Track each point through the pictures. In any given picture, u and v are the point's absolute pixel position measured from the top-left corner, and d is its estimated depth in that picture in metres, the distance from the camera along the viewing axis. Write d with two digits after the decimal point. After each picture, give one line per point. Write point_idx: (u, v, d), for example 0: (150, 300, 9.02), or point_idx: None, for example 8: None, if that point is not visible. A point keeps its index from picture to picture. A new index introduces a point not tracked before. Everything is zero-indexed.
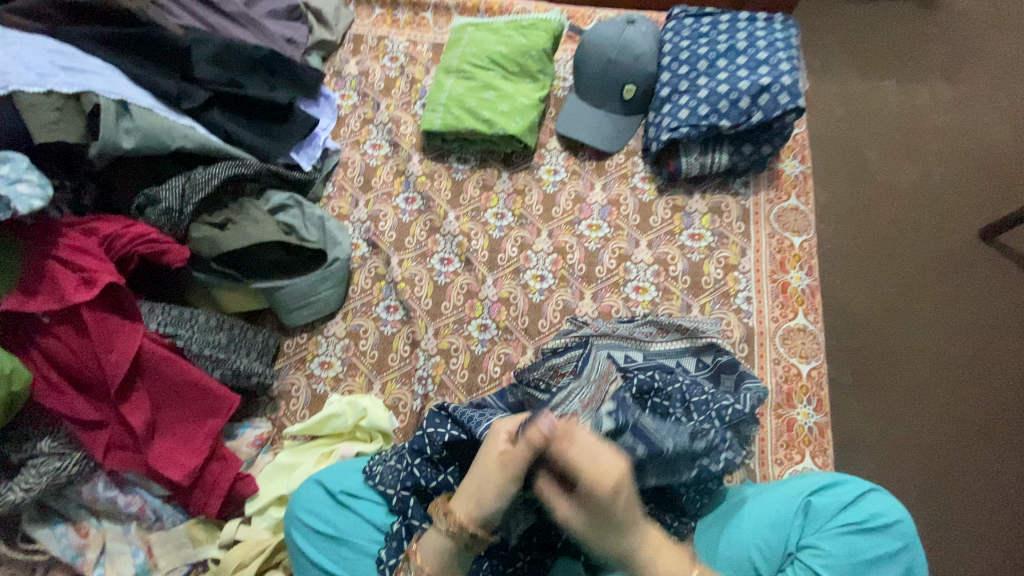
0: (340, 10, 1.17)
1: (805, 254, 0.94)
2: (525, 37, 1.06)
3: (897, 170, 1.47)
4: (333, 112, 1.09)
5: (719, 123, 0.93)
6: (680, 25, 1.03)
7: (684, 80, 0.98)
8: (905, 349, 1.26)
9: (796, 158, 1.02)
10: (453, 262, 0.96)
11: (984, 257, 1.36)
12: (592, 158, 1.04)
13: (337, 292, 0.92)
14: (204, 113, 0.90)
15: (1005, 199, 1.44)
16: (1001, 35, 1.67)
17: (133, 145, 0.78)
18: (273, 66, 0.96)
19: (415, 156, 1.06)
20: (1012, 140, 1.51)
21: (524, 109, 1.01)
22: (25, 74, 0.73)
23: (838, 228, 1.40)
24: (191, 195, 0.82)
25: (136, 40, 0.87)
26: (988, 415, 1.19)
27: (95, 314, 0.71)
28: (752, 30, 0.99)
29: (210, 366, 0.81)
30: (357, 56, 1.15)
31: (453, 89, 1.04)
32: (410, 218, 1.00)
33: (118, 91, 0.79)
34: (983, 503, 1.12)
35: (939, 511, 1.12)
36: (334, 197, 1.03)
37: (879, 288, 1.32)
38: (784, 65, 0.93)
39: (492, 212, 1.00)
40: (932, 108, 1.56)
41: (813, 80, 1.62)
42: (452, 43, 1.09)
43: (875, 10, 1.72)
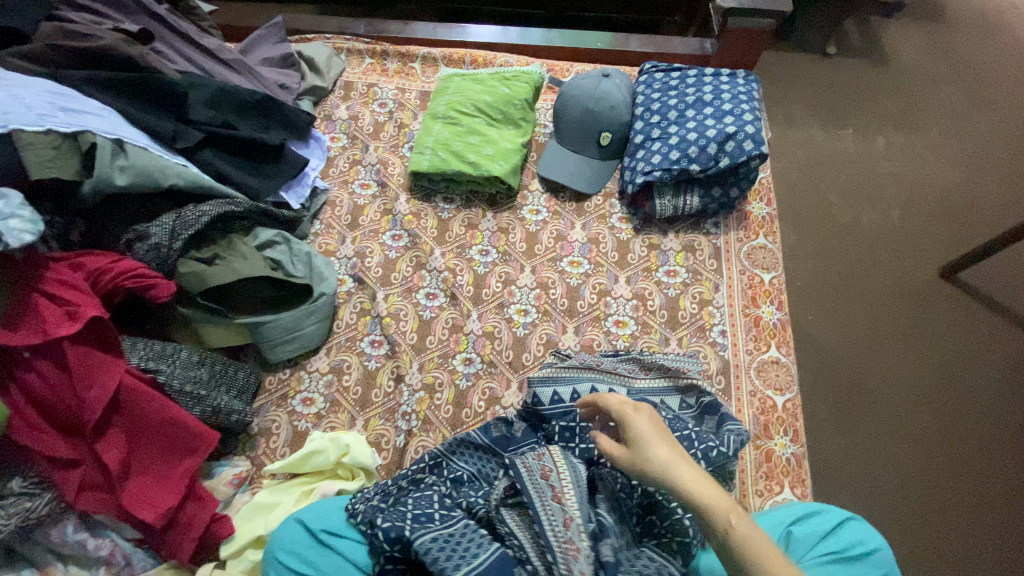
0: (332, 59, 1.24)
1: (775, 290, 0.99)
2: (508, 87, 1.13)
3: (858, 212, 1.57)
4: (322, 152, 1.12)
5: (689, 168, 0.99)
6: (651, 78, 1.12)
7: (655, 128, 1.05)
8: (876, 382, 1.30)
9: (762, 200, 1.09)
10: (439, 297, 0.98)
11: (943, 293, 1.44)
12: (572, 199, 1.10)
13: (321, 328, 0.93)
14: (197, 152, 0.93)
15: (958, 239, 1.54)
16: (945, 91, 1.83)
17: (126, 182, 0.80)
18: (266, 109, 1.02)
19: (403, 196, 1.09)
20: (960, 185, 1.63)
21: (508, 153, 1.07)
22: (26, 115, 0.75)
23: (807, 267, 1.48)
24: (181, 231, 0.83)
25: (133, 82, 0.90)
26: (959, 445, 1.23)
27: (77, 348, 0.70)
28: (717, 84, 1.07)
29: (191, 403, 0.79)
30: (348, 101, 1.21)
31: (440, 134, 1.09)
32: (397, 255, 1.03)
33: (116, 132, 0.82)
34: (962, 533, 1.14)
35: (921, 543, 1.13)
36: (321, 234, 1.05)
37: (848, 324, 1.38)
38: (747, 116, 1.01)
39: (477, 249, 1.03)
40: (886, 156, 1.68)
41: (777, 130, 1.74)
42: (439, 92, 1.16)
43: (830, 68, 1.87)
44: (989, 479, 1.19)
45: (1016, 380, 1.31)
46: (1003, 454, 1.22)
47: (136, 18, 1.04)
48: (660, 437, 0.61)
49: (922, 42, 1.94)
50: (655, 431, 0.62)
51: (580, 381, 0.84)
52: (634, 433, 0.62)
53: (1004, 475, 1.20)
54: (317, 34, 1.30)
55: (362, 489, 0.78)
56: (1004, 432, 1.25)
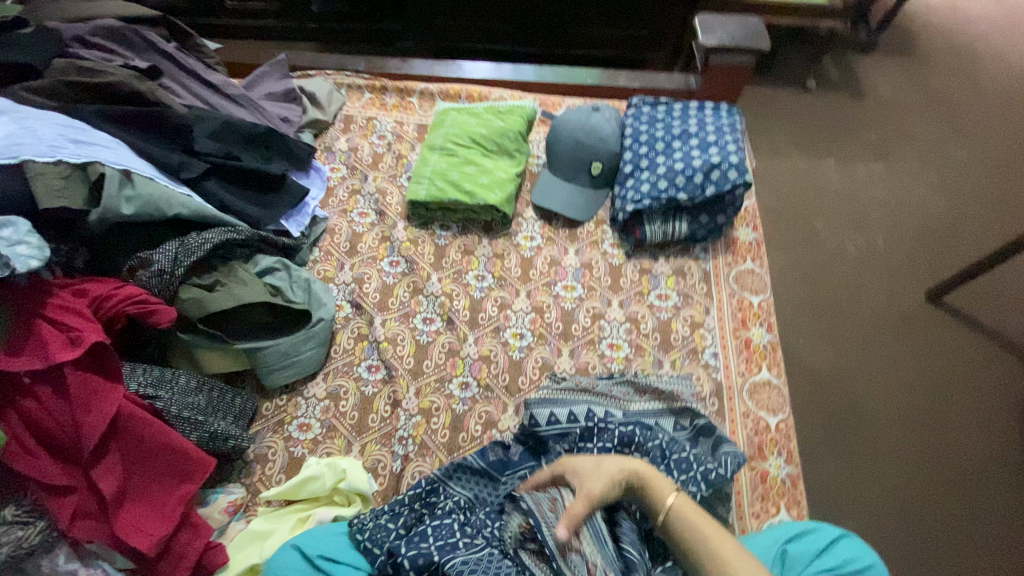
0: (333, 94, 1.28)
1: (763, 312, 1.02)
2: (502, 120, 1.18)
3: (844, 238, 1.62)
4: (322, 182, 1.16)
5: (676, 196, 1.03)
6: (639, 112, 1.17)
7: (644, 158, 1.09)
8: (868, 404, 1.32)
9: (749, 226, 1.13)
10: (436, 321, 1.00)
11: (930, 315, 1.47)
12: (565, 226, 1.13)
13: (319, 353, 0.94)
14: (200, 182, 0.96)
15: (942, 262, 1.59)
16: (921, 122, 1.91)
17: (132, 212, 0.83)
18: (269, 141, 1.05)
19: (400, 223, 1.12)
20: (940, 211, 1.69)
21: (503, 182, 1.11)
22: (37, 146, 0.78)
23: (796, 291, 1.51)
24: (184, 258, 0.84)
25: (141, 116, 0.94)
26: (954, 466, 1.24)
27: (78, 373, 0.71)
28: (702, 117, 1.13)
29: (188, 428, 0.79)
30: (348, 134, 1.25)
31: (437, 164, 1.13)
32: (395, 280, 1.05)
33: (124, 162, 0.85)
34: (960, 556, 1.14)
35: (920, 567, 1.13)
36: (320, 261, 1.07)
37: (838, 347, 1.41)
38: (731, 146, 1.06)
39: (473, 274, 1.06)
40: (868, 184, 1.75)
41: (763, 160, 1.80)
42: (436, 124, 1.20)
43: (810, 101, 1.96)
44: (984, 500, 1.20)
45: (1004, 401, 1.34)
46: (996, 474, 1.23)
47: (146, 56, 1.08)
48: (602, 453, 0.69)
49: (897, 77, 2.04)
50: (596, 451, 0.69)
51: (575, 403, 0.85)
52: (576, 465, 0.69)
53: (998, 496, 1.21)
54: (319, 70, 1.36)
55: (359, 515, 0.78)
56: (996, 453, 1.26)
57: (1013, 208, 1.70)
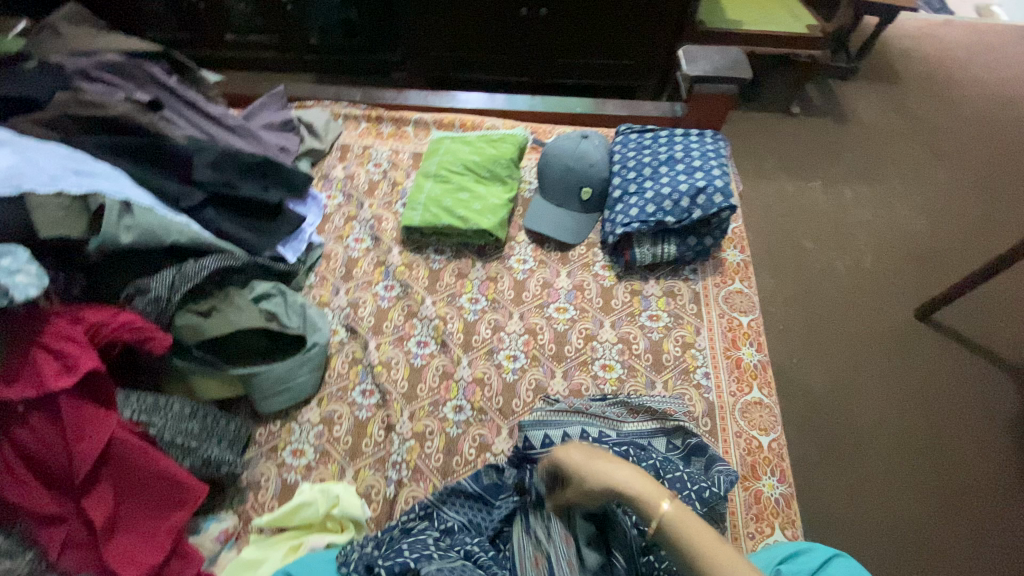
0: (330, 124, 1.32)
1: (753, 332, 1.04)
2: (494, 148, 1.21)
3: (833, 258, 1.65)
4: (319, 210, 1.18)
5: (664, 219, 1.06)
6: (626, 139, 1.21)
7: (632, 183, 1.13)
8: (863, 423, 1.32)
9: (736, 248, 1.15)
10: (430, 344, 1.01)
11: (920, 333, 1.49)
12: (557, 249, 1.15)
13: (313, 378, 0.94)
14: (199, 211, 0.98)
15: (929, 281, 1.62)
16: (903, 146, 1.97)
17: (130, 240, 0.84)
18: (266, 170, 1.08)
19: (395, 248, 1.14)
20: (925, 231, 1.73)
21: (495, 208, 1.13)
22: (39, 177, 0.80)
23: (787, 310, 1.53)
24: (180, 285, 0.86)
25: (142, 147, 0.96)
26: (951, 486, 1.24)
27: (72, 400, 0.72)
28: (687, 144, 1.17)
29: (181, 454, 0.79)
30: (344, 162, 1.28)
31: (431, 190, 1.16)
32: (389, 304, 1.06)
33: (124, 193, 0.87)
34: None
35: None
36: (316, 286, 1.09)
37: (831, 366, 1.42)
38: (716, 171, 1.09)
39: (466, 297, 1.07)
40: (854, 205, 1.79)
41: (751, 183, 1.85)
42: (430, 152, 1.23)
43: (795, 126, 2.02)
44: (982, 519, 1.20)
45: (997, 418, 1.35)
46: (992, 492, 1.24)
47: (147, 89, 1.12)
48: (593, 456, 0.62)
49: (878, 102, 2.11)
50: (585, 453, 0.62)
51: (569, 425, 0.85)
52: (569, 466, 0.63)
53: (996, 514, 1.21)
54: (317, 101, 1.40)
55: (352, 542, 0.78)
56: (992, 471, 1.26)
57: (996, 227, 1.75)
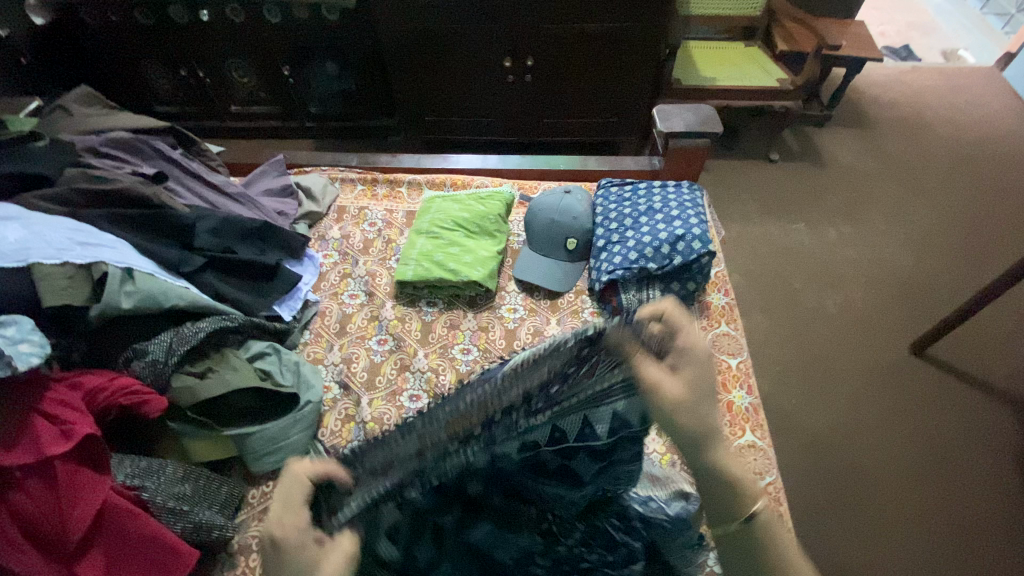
0: (327, 188, 1.39)
1: (742, 374, 1.05)
2: (483, 204, 1.27)
3: (822, 297, 1.68)
4: (315, 268, 1.22)
5: (647, 266, 1.10)
6: (608, 192, 1.27)
7: (614, 233, 1.18)
8: (865, 465, 1.31)
9: (720, 291, 1.18)
10: (423, 397, 1.02)
11: (917, 368, 1.50)
12: (546, 298, 1.19)
13: (305, 437, 0.95)
14: (199, 275, 1.02)
15: (921, 315, 1.64)
16: (881, 185, 2.05)
17: (131, 305, 0.88)
18: (264, 234, 1.13)
19: (388, 303, 1.18)
20: (911, 266, 1.78)
21: (485, 260, 1.18)
22: (46, 249, 0.85)
23: (782, 351, 1.54)
24: (177, 348, 0.88)
25: (144, 217, 1.01)
26: (961, 530, 1.22)
27: (67, 466, 0.72)
28: (665, 194, 1.23)
29: (174, 519, 0.79)
30: (340, 222, 1.34)
31: (423, 247, 1.21)
32: (382, 358, 1.08)
33: (126, 260, 0.90)
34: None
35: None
36: (311, 343, 1.11)
37: (828, 405, 1.42)
38: (693, 219, 1.15)
39: (459, 348, 1.09)
40: (839, 244, 1.84)
41: (737, 226, 1.91)
42: (422, 210, 1.29)
43: (776, 171, 2.11)
44: (993, 563, 1.18)
45: (1001, 454, 1.33)
46: (1003, 532, 1.22)
47: (154, 163, 1.19)
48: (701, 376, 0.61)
49: (853, 146, 2.21)
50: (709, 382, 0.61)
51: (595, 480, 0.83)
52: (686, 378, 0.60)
53: (1008, 558, 1.18)
54: (314, 166, 1.47)
55: None
56: (1001, 512, 1.24)
57: (980, 261, 1.79)
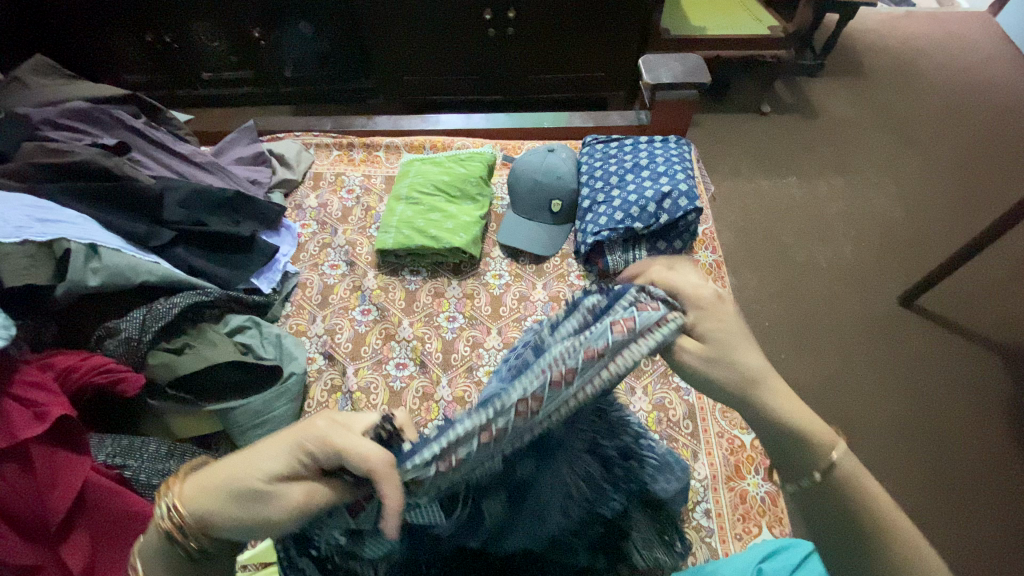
0: (301, 154, 1.33)
1: None
2: (463, 167, 1.23)
3: (814, 251, 1.67)
4: (293, 239, 1.19)
5: (633, 226, 1.07)
6: (593, 150, 1.23)
7: (600, 193, 1.14)
8: (854, 418, 1.33)
9: (708, 249, 1.17)
10: (409, 366, 1.01)
11: (905, 319, 1.51)
12: (532, 262, 1.16)
13: (292, 409, 0.93)
14: (170, 249, 1.00)
15: (911, 266, 1.63)
16: (875, 135, 2.01)
17: (98, 283, 0.85)
18: (238, 205, 1.09)
19: (370, 272, 1.15)
20: (903, 217, 1.76)
21: (467, 226, 1.14)
22: (3, 227, 0.80)
23: (773, 307, 1.54)
24: (152, 323, 0.86)
25: (109, 192, 0.97)
26: (947, 477, 1.25)
27: (43, 448, 0.71)
28: (652, 150, 1.19)
29: (158, 496, 0.79)
30: (317, 191, 1.29)
31: (403, 213, 1.17)
32: (366, 328, 1.06)
33: (89, 236, 0.87)
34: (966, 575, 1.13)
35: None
36: (293, 315, 1.09)
37: (818, 360, 1.43)
38: (680, 175, 1.11)
39: (444, 316, 1.08)
40: (831, 198, 1.82)
41: (728, 182, 1.87)
42: (401, 175, 1.24)
43: (768, 124, 2.06)
44: (978, 508, 1.21)
45: (985, 402, 1.36)
46: (983, 474, 1.25)
47: (114, 132, 1.13)
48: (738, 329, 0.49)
49: (846, 95, 2.15)
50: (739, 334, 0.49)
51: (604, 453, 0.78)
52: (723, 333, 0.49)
53: (991, 503, 1.21)
54: (287, 132, 1.41)
55: None
56: (984, 459, 1.27)
57: (972, 210, 1.77)
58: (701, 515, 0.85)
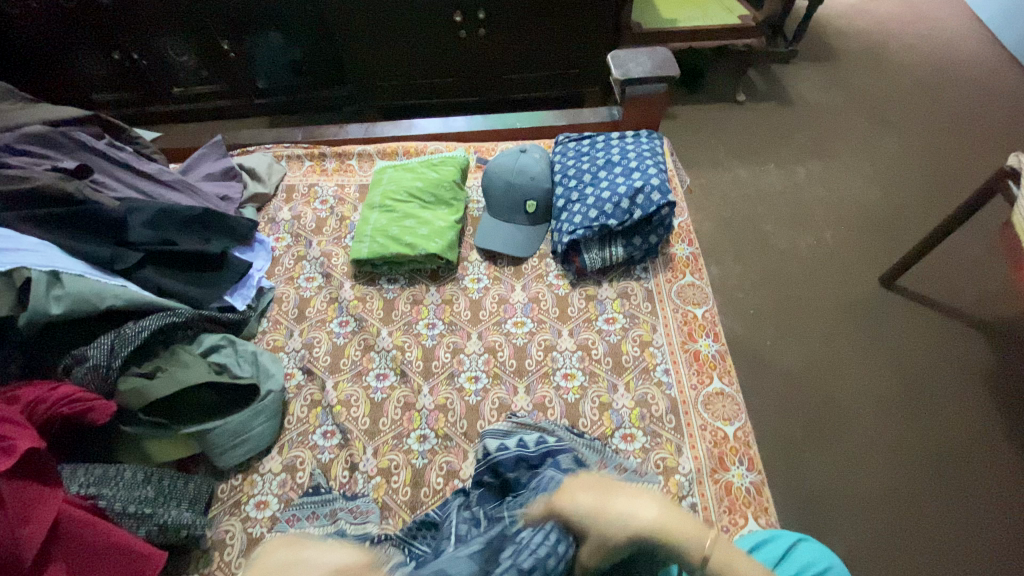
0: (273, 167, 1.32)
1: (708, 323, 1.05)
2: (436, 172, 1.22)
3: (794, 237, 1.68)
4: (267, 253, 1.18)
5: (607, 223, 1.07)
6: (565, 148, 1.23)
7: (574, 191, 1.14)
8: (841, 401, 1.34)
9: (684, 242, 1.17)
10: (389, 376, 1.00)
11: (887, 300, 1.52)
12: (510, 264, 1.16)
13: (271, 426, 0.93)
14: (137, 272, 0.98)
15: (890, 247, 1.65)
16: (849, 118, 2.03)
17: (61, 310, 0.83)
18: (208, 222, 1.08)
19: (347, 283, 1.14)
20: (880, 198, 1.77)
21: (442, 231, 1.13)
22: None
23: (756, 295, 1.55)
24: (120, 349, 0.84)
25: (70, 217, 0.95)
26: (933, 454, 1.26)
27: (11, 484, 0.68)
28: (623, 146, 1.19)
29: (135, 524, 0.78)
30: (290, 203, 1.28)
31: (377, 221, 1.15)
32: (345, 340, 1.05)
33: (51, 263, 0.86)
34: (958, 550, 1.14)
35: (921, 566, 1.13)
36: (269, 331, 1.08)
37: (803, 345, 1.44)
38: (651, 170, 1.11)
39: (423, 323, 1.07)
40: (808, 183, 1.83)
41: (707, 172, 1.88)
42: (374, 184, 1.23)
43: (744, 113, 2.07)
44: (966, 483, 1.22)
45: (969, 377, 1.37)
46: (969, 448, 1.27)
47: (76, 155, 1.10)
48: (612, 488, 0.62)
49: (820, 81, 2.16)
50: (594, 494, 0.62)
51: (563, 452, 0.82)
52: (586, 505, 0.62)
53: (980, 477, 1.23)
54: (258, 145, 1.39)
55: None
56: (969, 432, 1.29)
57: (949, 189, 1.79)
58: (687, 510, 0.85)
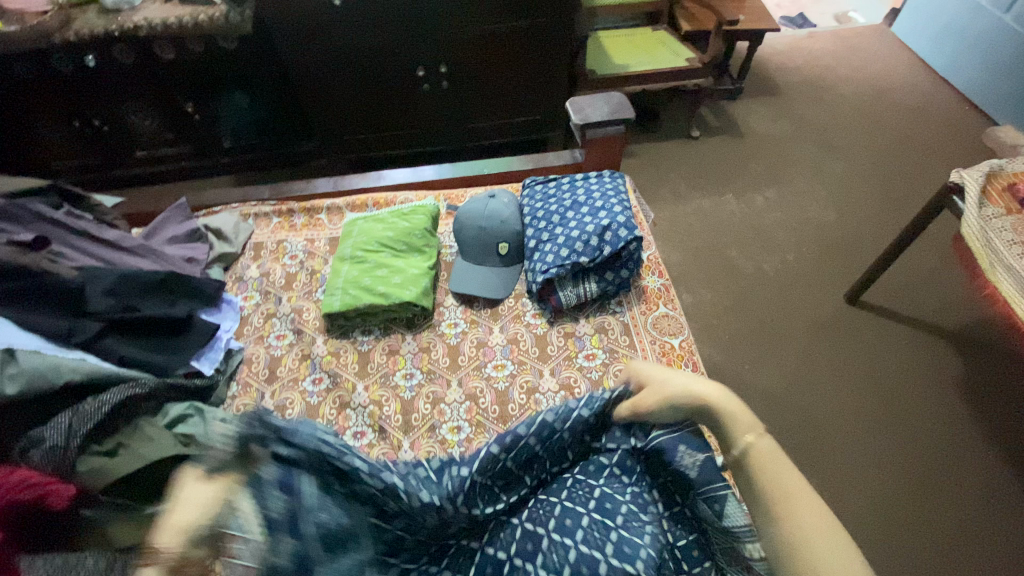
0: (239, 226, 1.30)
1: (686, 353, 1.06)
2: (407, 221, 1.22)
3: (760, 262, 1.74)
4: (235, 313, 1.15)
5: (578, 261, 1.08)
6: (532, 191, 1.26)
7: (544, 231, 1.16)
8: (824, 419, 1.36)
9: (655, 274, 1.19)
10: (367, 433, 0.97)
11: (854, 316, 1.57)
12: (486, 307, 1.16)
13: None
14: (97, 342, 0.94)
15: (851, 265, 1.72)
16: (797, 146, 2.15)
17: (15, 390, 0.80)
18: (173, 286, 1.05)
19: (319, 337, 1.11)
20: (836, 219, 1.86)
21: (415, 278, 1.13)
22: None
23: (730, 320, 1.58)
24: (78, 427, 0.80)
25: (30, 292, 0.93)
26: (918, 465, 1.27)
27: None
28: (588, 186, 1.22)
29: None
30: (258, 261, 1.26)
31: (349, 273, 1.14)
32: (319, 399, 1.02)
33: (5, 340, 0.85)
34: (955, 562, 1.13)
35: None
36: (239, 394, 1.03)
37: (780, 366, 1.47)
38: (616, 208, 1.14)
39: (401, 374, 1.05)
40: (768, 209, 1.91)
41: (671, 205, 1.95)
42: (344, 236, 1.22)
43: (700, 146, 2.17)
44: (955, 492, 1.23)
45: (940, 384, 1.41)
46: (953, 456, 1.28)
47: (33, 226, 1.07)
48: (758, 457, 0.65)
49: (767, 113, 2.30)
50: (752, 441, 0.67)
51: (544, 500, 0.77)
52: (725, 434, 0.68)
53: (965, 484, 1.24)
54: (224, 206, 1.38)
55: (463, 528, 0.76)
56: (950, 440, 1.31)
57: (898, 207, 1.89)
58: None
